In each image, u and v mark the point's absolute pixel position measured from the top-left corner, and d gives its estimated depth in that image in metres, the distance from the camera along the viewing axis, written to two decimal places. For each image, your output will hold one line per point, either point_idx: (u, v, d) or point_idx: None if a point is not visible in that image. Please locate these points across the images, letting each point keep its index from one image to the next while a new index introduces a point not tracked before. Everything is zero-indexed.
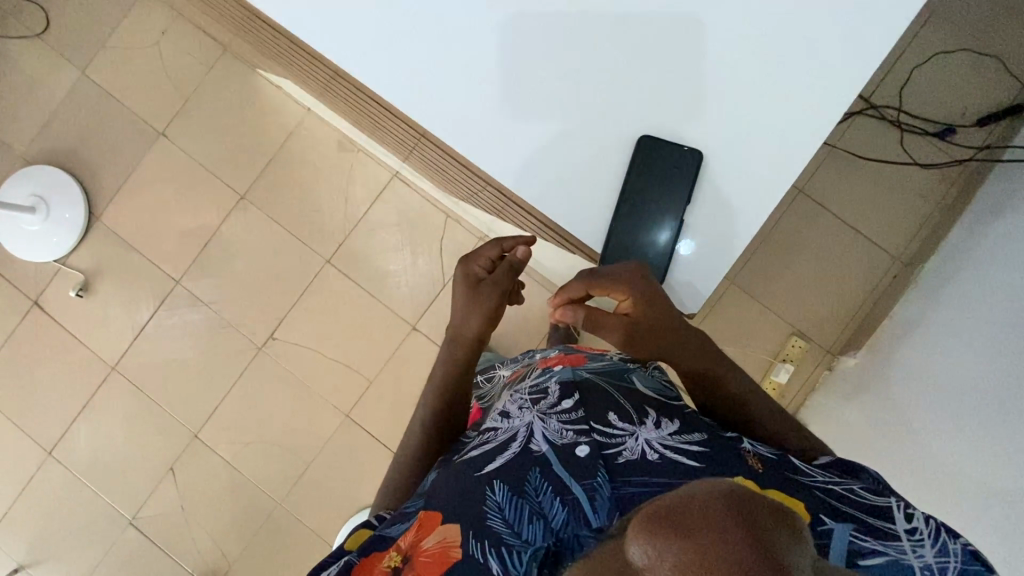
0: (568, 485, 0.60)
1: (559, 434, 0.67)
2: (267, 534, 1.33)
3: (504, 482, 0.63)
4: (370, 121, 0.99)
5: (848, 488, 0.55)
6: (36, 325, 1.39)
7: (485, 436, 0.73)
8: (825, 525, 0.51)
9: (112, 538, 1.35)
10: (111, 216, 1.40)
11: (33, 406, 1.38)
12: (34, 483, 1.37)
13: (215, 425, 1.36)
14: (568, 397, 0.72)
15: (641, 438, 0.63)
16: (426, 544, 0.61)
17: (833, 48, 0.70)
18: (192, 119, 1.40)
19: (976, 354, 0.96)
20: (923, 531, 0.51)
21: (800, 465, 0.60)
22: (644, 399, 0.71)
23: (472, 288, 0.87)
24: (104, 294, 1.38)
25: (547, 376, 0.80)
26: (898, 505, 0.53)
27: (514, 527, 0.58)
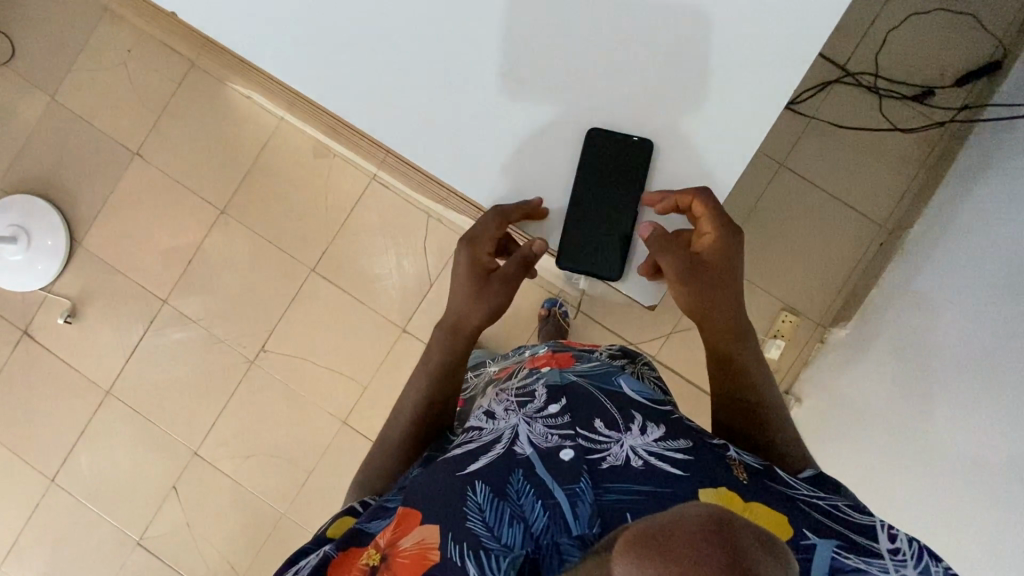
0: (550, 489, 0.61)
1: (545, 438, 0.68)
2: (274, 544, 1.34)
3: (486, 483, 0.62)
4: (338, 133, 0.99)
5: (834, 504, 0.59)
6: (28, 354, 1.39)
7: (468, 435, 0.74)
8: (807, 539, 0.54)
9: (121, 560, 1.36)
10: (94, 240, 1.39)
11: (32, 434, 1.38)
12: (39, 511, 1.38)
13: (214, 441, 1.36)
14: (555, 402, 0.73)
15: (626, 444, 0.64)
16: (402, 544, 0.60)
17: (788, 26, 0.69)
18: (166, 136, 1.39)
19: (965, 323, 0.96)
20: (906, 552, 0.53)
21: (787, 477, 0.63)
22: (629, 405, 0.71)
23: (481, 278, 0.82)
24: (93, 319, 1.38)
25: (535, 378, 0.81)
26: (882, 525, 0.56)
27: (495, 530, 0.59)
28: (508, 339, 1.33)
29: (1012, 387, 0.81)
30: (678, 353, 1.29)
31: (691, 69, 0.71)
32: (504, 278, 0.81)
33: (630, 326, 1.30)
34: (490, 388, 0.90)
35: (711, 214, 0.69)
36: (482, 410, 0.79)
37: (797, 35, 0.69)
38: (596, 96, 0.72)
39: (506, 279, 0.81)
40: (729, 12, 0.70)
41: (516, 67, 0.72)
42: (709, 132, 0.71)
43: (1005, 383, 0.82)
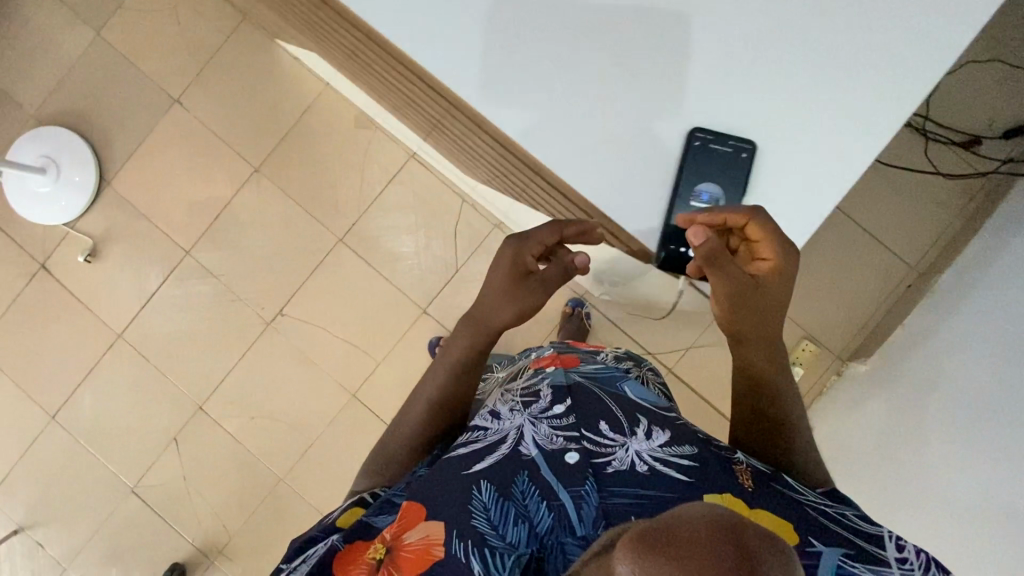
0: (555, 490, 0.62)
1: (549, 439, 0.68)
2: (268, 508, 1.34)
3: (491, 483, 0.63)
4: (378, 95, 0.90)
5: (842, 513, 0.59)
6: (43, 289, 1.37)
7: (472, 434, 0.73)
8: (815, 548, 0.54)
9: (114, 506, 1.36)
10: (123, 183, 1.38)
11: (37, 369, 1.37)
12: (36, 446, 1.37)
13: (220, 398, 1.35)
14: (560, 401, 0.72)
15: (632, 449, 0.65)
16: (408, 538, 0.61)
17: (896, 58, 0.64)
18: (208, 88, 1.37)
19: (964, 368, 1.00)
20: (913, 561, 0.54)
21: (796, 486, 0.63)
22: (634, 409, 0.72)
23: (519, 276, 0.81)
24: (112, 261, 1.37)
25: (539, 378, 0.79)
26: (890, 535, 0.56)
27: (500, 529, 0.60)
28: (526, 333, 1.32)
29: (1013, 438, 0.83)
30: (694, 368, 1.30)
31: (788, 85, 0.65)
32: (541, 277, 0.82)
33: (650, 335, 1.31)
34: (497, 388, 0.89)
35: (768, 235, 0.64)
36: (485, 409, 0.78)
37: (921, 59, 0.64)
38: (701, 91, 0.65)
39: (543, 279, 0.83)
40: (835, 34, 0.64)
41: (619, 44, 0.64)
42: (813, 146, 0.65)
43: (1006, 435, 0.85)
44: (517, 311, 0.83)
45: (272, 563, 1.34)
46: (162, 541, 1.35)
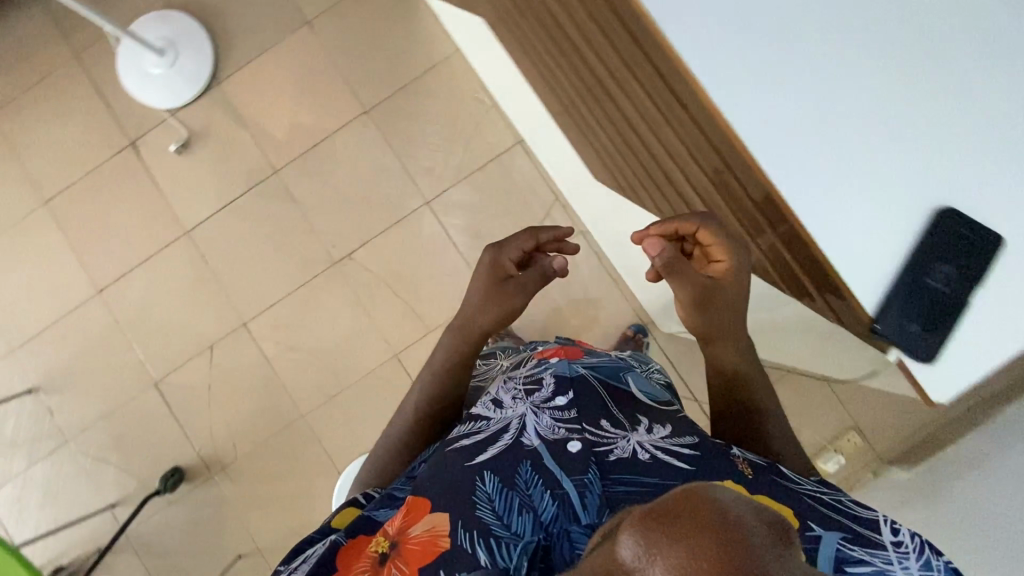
0: (558, 480, 0.57)
1: (551, 429, 0.63)
2: (282, 439, 1.34)
3: (495, 474, 0.60)
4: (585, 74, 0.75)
5: (836, 499, 0.55)
6: (128, 167, 1.37)
7: (474, 425, 0.69)
8: (813, 531, 0.50)
9: (136, 395, 1.36)
10: (232, 86, 1.37)
11: (98, 241, 1.37)
12: (75, 315, 1.37)
13: (265, 320, 1.35)
14: (563, 393, 0.67)
15: (633, 440, 0.61)
16: (411, 531, 0.58)
17: None
18: (343, 19, 1.37)
19: (983, 485, 1.00)
20: (908, 543, 0.48)
21: (788, 474, 0.58)
22: (636, 409, 0.68)
23: (500, 280, 0.85)
24: (201, 159, 1.37)
25: (541, 366, 0.75)
26: (885, 517, 0.51)
27: (503, 518, 0.56)
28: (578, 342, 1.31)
29: None
30: None
31: None
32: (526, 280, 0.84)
33: (699, 382, 1.29)
34: (500, 375, 0.84)
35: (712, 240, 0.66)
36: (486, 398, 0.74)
37: None
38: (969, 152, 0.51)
39: (525, 285, 0.85)
40: None
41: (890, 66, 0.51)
42: None
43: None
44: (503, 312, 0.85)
45: (270, 494, 1.33)
46: (171, 443, 1.35)
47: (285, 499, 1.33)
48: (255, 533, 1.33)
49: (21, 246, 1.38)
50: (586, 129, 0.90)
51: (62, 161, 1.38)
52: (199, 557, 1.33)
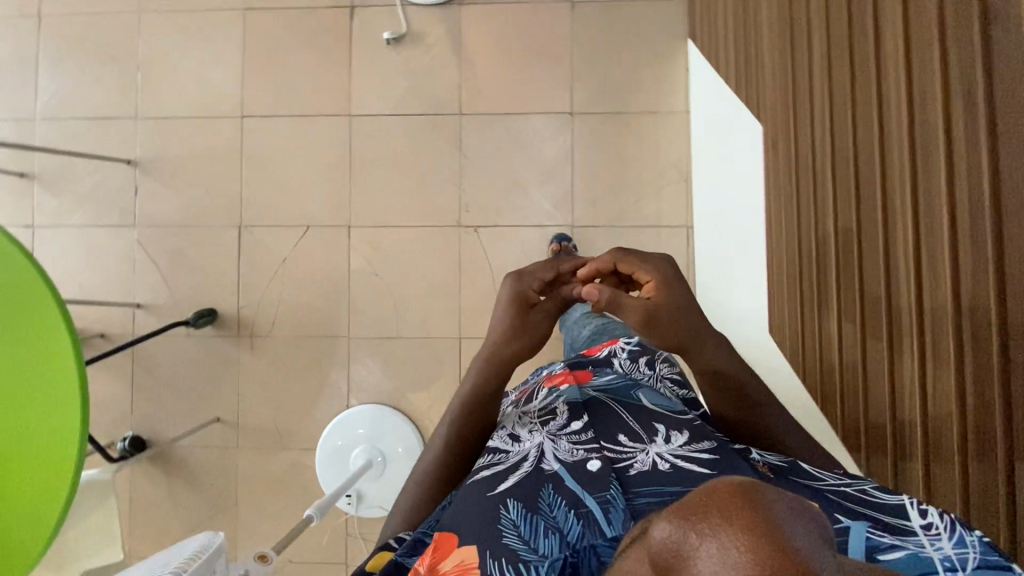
0: (581, 498, 0.50)
1: (570, 452, 0.56)
2: (317, 347, 1.32)
3: (517, 500, 0.51)
4: (841, 136, 0.72)
5: (857, 488, 0.43)
6: (334, 25, 1.33)
7: (489, 456, 0.60)
8: (839, 522, 0.38)
9: (216, 226, 1.34)
10: (469, 13, 1.32)
11: (267, 72, 1.34)
12: (208, 124, 1.34)
13: (368, 236, 1.33)
14: (577, 416, 0.61)
15: (653, 452, 0.53)
16: (441, 567, 0.48)
17: None
18: (605, 18, 1.31)
19: None
20: (940, 524, 0.37)
21: (810, 469, 0.48)
22: (650, 414, 0.60)
23: (524, 312, 0.73)
24: (402, 60, 1.32)
25: (554, 395, 0.66)
26: (913, 499, 0.40)
27: (531, 543, 0.47)
28: None
29: None
30: None
31: None
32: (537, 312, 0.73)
33: None
34: (508, 408, 0.72)
35: (637, 266, 0.68)
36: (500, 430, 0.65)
37: None
38: None
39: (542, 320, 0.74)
40: None
41: None
42: None
43: None
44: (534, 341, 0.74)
45: (278, 386, 1.32)
46: (221, 286, 1.33)
47: (287, 397, 1.32)
48: (243, 409, 1.32)
49: (201, 34, 1.35)
50: (803, 233, 0.83)
51: None
52: (183, 398, 1.32)
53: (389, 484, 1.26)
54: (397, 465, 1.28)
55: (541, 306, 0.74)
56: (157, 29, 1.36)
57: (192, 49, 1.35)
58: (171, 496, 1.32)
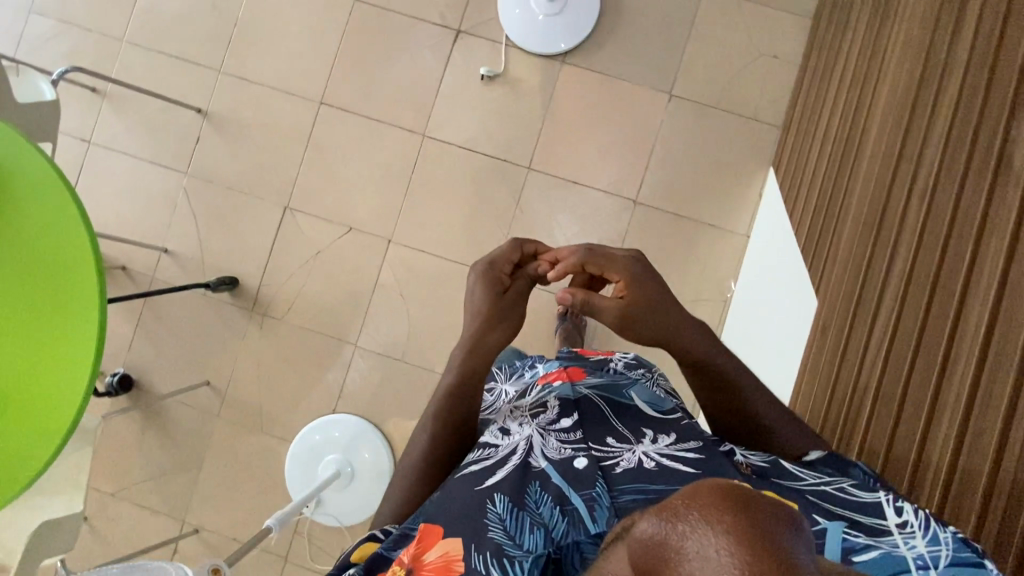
0: (568, 494, 0.52)
1: (557, 450, 0.58)
2: (322, 345, 1.33)
3: (504, 493, 0.53)
4: (952, 192, 0.65)
5: (837, 490, 0.49)
6: (434, 45, 1.33)
7: (477, 450, 0.62)
8: (819, 525, 0.44)
9: (262, 199, 1.35)
10: (568, 73, 1.31)
11: (358, 68, 1.34)
12: (285, 99, 1.35)
13: (404, 256, 1.33)
14: (567, 414, 0.63)
15: (639, 452, 0.56)
16: (425, 558, 0.50)
17: None
18: (696, 120, 1.30)
19: None
20: (913, 522, 0.43)
21: (791, 470, 0.53)
22: (640, 420, 0.62)
23: (494, 295, 0.82)
24: (489, 98, 1.32)
25: (547, 391, 0.69)
26: (888, 500, 0.46)
27: (517, 539, 0.49)
28: None
29: None
30: None
31: None
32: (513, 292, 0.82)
33: None
34: (500, 406, 0.74)
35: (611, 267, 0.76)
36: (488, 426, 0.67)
37: None
38: None
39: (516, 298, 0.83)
40: None
41: None
42: None
43: None
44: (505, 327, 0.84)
45: (274, 369, 1.33)
46: (248, 258, 1.34)
47: (278, 382, 1.33)
48: (234, 380, 1.34)
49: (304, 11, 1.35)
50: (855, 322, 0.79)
51: None
52: (178, 351, 1.34)
53: (351, 497, 1.28)
54: (364, 483, 1.29)
55: (509, 287, 0.84)
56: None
57: (291, 23, 1.35)
58: (140, 441, 1.34)
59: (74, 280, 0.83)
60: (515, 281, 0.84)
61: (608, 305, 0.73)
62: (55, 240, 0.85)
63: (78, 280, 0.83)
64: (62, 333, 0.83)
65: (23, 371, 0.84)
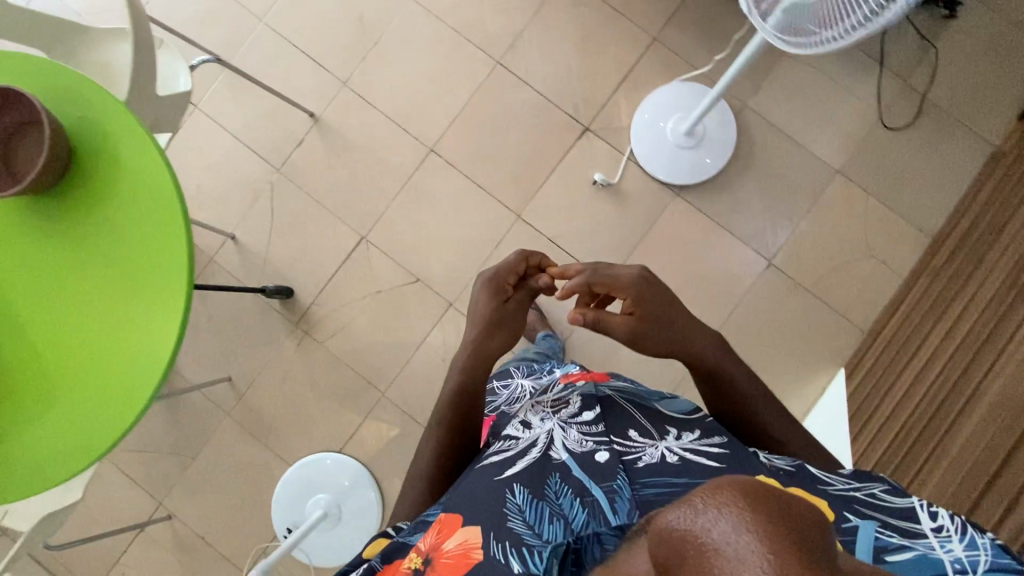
0: (587, 486, 0.57)
1: (578, 443, 0.65)
2: (351, 382, 1.31)
3: (524, 486, 0.60)
4: None
5: (870, 493, 0.52)
6: (558, 132, 1.31)
7: (506, 445, 0.71)
8: (851, 523, 0.47)
9: (341, 219, 1.33)
10: (678, 205, 1.29)
11: (479, 129, 1.32)
12: (398, 133, 1.33)
13: (459, 325, 1.31)
14: (590, 410, 0.71)
15: (662, 447, 0.61)
16: (445, 546, 0.57)
17: None
18: (787, 294, 1.28)
19: None
20: (949, 527, 0.46)
21: (818, 473, 0.57)
22: (661, 420, 0.69)
23: (499, 301, 0.97)
24: (595, 202, 1.30)
25: (570, 390, 0.79)
26: (922, 507, 0.49)
27: (536, 528, 0.54)
28: None
29: None
30: None
31: None
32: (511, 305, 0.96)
33: None
34: (526, 401, 0.85)
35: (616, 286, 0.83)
36: (518, 422, 0.77)
37: None
38: None
39: (516, 309, 0.98)
40: None
41: None
42: None
43: None
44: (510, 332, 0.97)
45: (296, 389, 1.31)
46: (309, 273, 1.32)
47: (295, 399, 1.31)
48: (254, 386, 1.31)
49: (442, 53, 1.33)
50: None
51: (539, 64, 1.32)
52: (210, 339, 1.32)
53: (328, 541, 1.25)
54: (346, 532, 1.26)
55: (514, 298, 0.98)
56: (408, 21, 1.33)
57: (428, 62, 1.33)
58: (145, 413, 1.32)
59: (145, 281, 0.80)
60: (518, 292, 0.99)
61: (614, 319, 0.81)
62: (128, 236, 0.80)
63: (150, 282, 0.79)
64: (115, 343, 0.79)
65: (75, 363, 0.80)
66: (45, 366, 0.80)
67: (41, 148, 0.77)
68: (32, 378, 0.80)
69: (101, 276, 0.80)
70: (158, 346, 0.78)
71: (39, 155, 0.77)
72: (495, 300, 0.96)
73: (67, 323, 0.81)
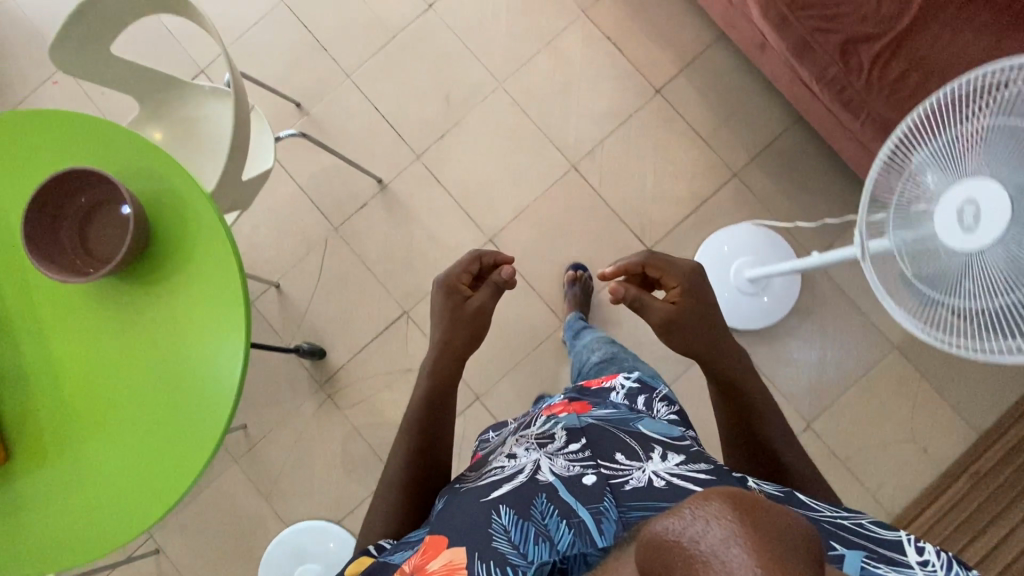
0: (574, 508, 0.54)
1: (564, 467, 0.61)
2: (364, 454, 1.29)
3: (509, 506, 0.57)
4: None
5: (857, 522, 0.49)
6: (620, 248, 1.29)
7: (489, 471, 0.67)
8: (835, 551, 0.45)
9: (388, 292, 1.31)
10: None
11: (542, 230, 1.31)
12: (461, 217, 1.31)
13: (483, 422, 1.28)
14: (575, 437, 0.66)
15: (649, 471, 0.58)
16: (430, 566, 0.54)
17: None
18: (823, 460, 1.23)
19: None
20: (934, 564, 0.44)
21: (806, 500, 0.54)
22: (646, 439, 0.65)
23: (456, 303, 0.88)
24: (644, 326, 1.28)
25: (554, 421, 0.72)
26: (909, 539, 0.47)
27: (521, 549, 0.52)
28: None
29: None
30: None
31: None
32: (477, 303, 0.88)
33: None
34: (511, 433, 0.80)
35: (668, 271, 0.84)
36: (503, 450, 0.72)
37: None
38: None
39: (481, 308, 0.89)
40: None
41: None
42: None
43: None
44: (468, 334, 0.88)
45: (308, 449, 1.29)
46: (345, 338, 1.31)
47: (304, 459, 1.29)
48: (267, 439, 1.30)
49: (521, 149, 1.32)
50: None
51: (616, 178, 1.30)
52: None
53: None
54: None
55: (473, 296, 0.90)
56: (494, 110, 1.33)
57: (506, 153, 1.32)
58: None
59: (202, 350, 0.79)
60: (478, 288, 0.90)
61: (654, 303, 0.81)
62: (195, 299, 0.80)
63: (213, 346, 0.79)
64: (162, 416, 0.79)
65: (113, 429, 0.79)
66: (80, 424, 0.79)
67: (123, 215, 0.77)
68: (82, 429, 0.79)
69: (167, 335, 0.80)
70: (213, 416, 0.78)
71: (121, 225, 0.77)
72: (450, 301, 0.88)
73: (126, 371, 0.80)
